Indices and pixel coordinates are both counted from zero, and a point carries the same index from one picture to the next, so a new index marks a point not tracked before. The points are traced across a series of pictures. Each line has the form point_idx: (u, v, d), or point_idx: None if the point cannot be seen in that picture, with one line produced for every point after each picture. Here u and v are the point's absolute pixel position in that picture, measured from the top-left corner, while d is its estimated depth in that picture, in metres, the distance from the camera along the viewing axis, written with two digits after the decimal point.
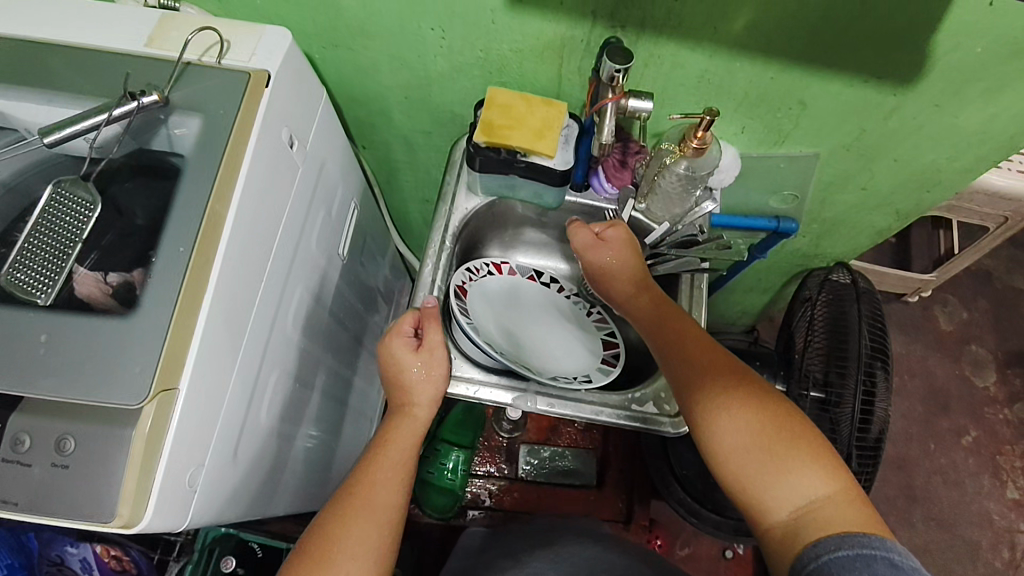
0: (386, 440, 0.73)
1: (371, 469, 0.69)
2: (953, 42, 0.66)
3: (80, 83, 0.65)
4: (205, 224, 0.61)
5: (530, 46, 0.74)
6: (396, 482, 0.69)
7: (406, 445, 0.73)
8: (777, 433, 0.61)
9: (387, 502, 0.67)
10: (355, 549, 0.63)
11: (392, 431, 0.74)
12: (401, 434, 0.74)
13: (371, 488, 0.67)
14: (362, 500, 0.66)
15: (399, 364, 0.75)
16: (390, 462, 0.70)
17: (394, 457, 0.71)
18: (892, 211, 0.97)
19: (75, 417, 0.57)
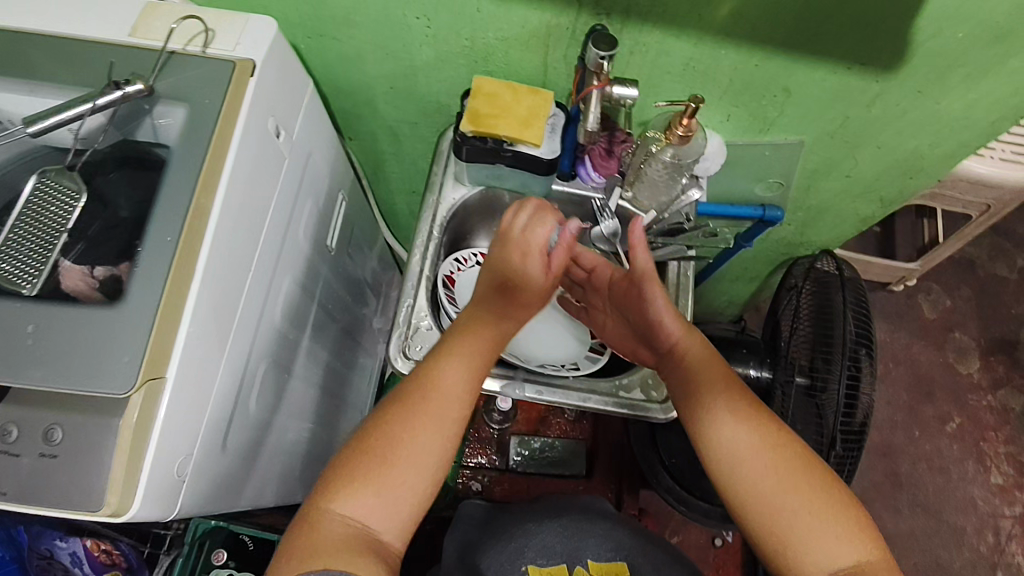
0: (458, 337, 0.70)
1: (440, 367, 0.67)
2: (933, 28, 0.66)
3: (62, 72, 0.65)
4: (191, 213, 0.61)
5: (516, 35, 0.75)
6: (465, 382, 0.67)
7: (483, 345, 0.70)
8: (810, 487, 0.62)
9: (453, 410, 0.66)
10: (417, 463, 0.62)
11: (472, 328, 0.71)
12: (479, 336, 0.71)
13: (438, 390, 0.66)
14: (426, 406, 0.64)
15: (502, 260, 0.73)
16: (461, 367, 0.68)
17: (469, 356, 0.69)
18: (876, 198, 0.99)
19: (62, 408, 0.57)
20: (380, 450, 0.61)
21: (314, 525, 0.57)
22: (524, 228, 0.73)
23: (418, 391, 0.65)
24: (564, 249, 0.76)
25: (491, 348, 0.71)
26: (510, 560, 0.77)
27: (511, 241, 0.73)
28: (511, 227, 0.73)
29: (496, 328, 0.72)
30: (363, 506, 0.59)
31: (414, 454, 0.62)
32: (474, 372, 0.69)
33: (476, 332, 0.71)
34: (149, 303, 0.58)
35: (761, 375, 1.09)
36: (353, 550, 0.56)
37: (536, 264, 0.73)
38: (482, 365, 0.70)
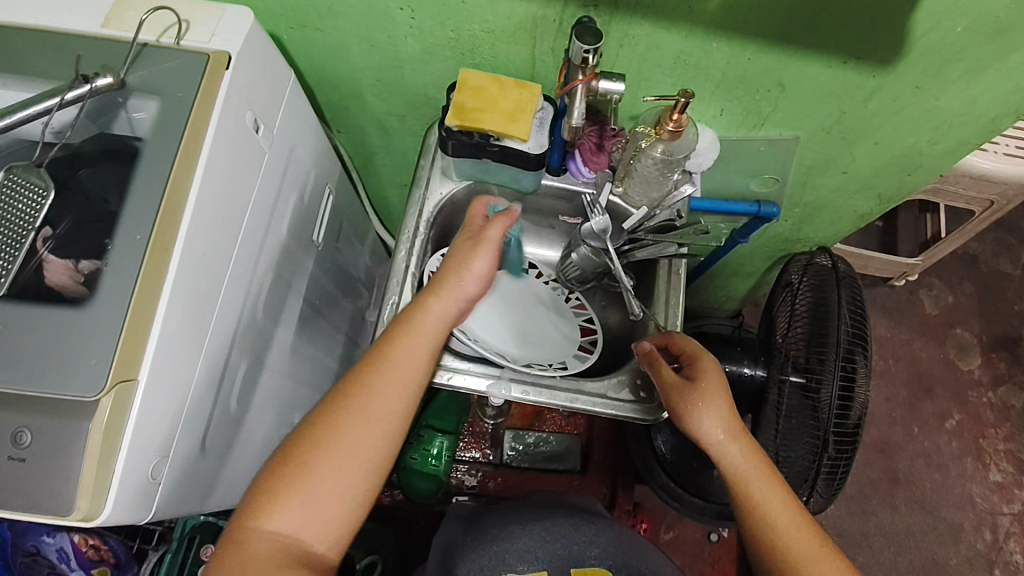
0: (396, 333, 0.67)
1: (379, 363, 0.65)
2: (932, 21, 0.64)
3: (31, 65, 0.63)
4: (163, 212, 0.59)
5: (502, 26, 0.72)
6: (399, 381, 0.65)
7: (425, 337, 0.67)
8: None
9: (387, 409, 0.64)
10: (343, 469, 0.60)
11: (408, 322, 0.67)
12: (415, 332, 0.67)
13: (372, 393, 0.64)
14: (359, 410, 0.63)
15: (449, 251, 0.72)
16: (398, 365, 0.65)
17: (406, 351, 0.66)
18: (875, 195, 0.96)
19: (29, 410, 0.55)
20: (308, 457, 0.60)
21: (242, 541, 0.57)
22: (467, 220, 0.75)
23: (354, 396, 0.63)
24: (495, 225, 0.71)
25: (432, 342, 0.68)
26: (493, 565, 0.75)
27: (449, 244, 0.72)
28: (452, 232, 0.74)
29: (435, 323, 0.68)
30: (291, 522, 0.58)
31: (340, 461, 0.60)
32: (415, 365, 0.66)
33: (412, 330, 0.67)
34: (119, 303, 0.56)
35: (756, 375, 1.08)
36: (281, 568, 0.56)
37: (464, 253, 0.70)
38: (416, 364, 0.66)
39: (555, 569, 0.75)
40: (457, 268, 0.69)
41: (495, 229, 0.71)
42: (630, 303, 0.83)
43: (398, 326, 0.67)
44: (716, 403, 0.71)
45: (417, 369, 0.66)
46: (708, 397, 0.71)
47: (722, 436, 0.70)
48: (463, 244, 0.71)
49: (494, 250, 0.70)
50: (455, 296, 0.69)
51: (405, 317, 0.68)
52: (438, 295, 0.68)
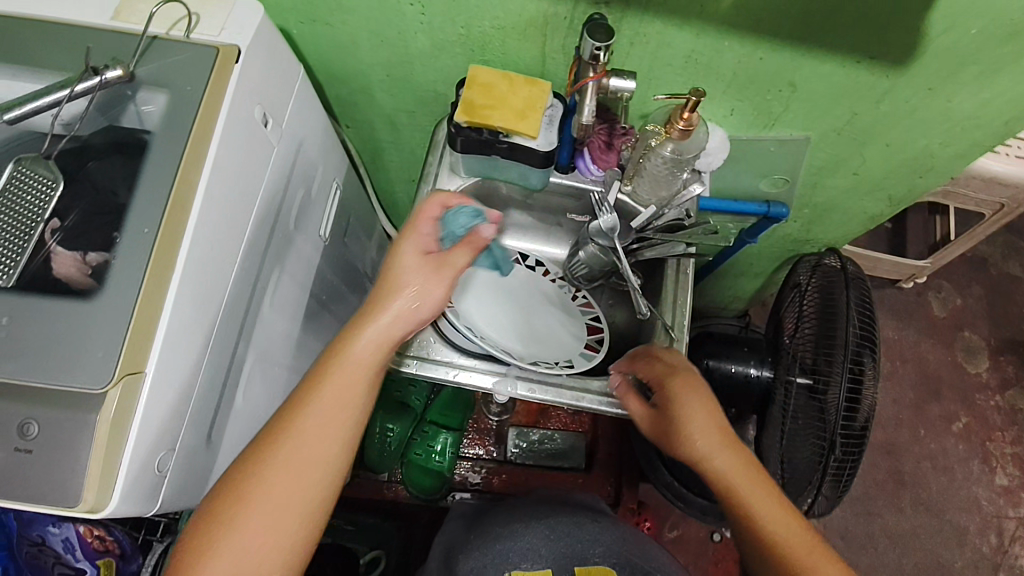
0: (324, 372, 0.63)
1: (303, 405, 0.62)
2: (946, 23, 0.63)
3: (42, 57, 0.63)
4: (171, 205, 0.59)
5: (512, 23, 0.72)
6: (325, 421, 0.62)
7: (350, 374, 0.63)
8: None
9: (313, 452, 0.61)
10: (270, 518, 0.58)
11: (338, 356, 0.63)
12: (346, 367, 0.63)
13: (292, 439, 0.60)
14: (279, 459, 0.60)
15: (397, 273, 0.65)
16: (322, 406, 0.62)
17: (329, 392, 0.62)
18: (885, 197, 0.95)
19: (36, 401, 0.55)
20: (230, 514, 0.58)
21: None
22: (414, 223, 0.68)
23: (276, 441, 0.60)
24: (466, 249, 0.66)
25: (360, 380, 0.63)
26: (495, 563, 0.75)
27: (393, 260, 0.66)
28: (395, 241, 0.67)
29: (369, 355, 0.63)
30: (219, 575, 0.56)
31: (269, 511, 0.58)
32: (342, 403, 0.62)
33: (340, 370, 0.62)
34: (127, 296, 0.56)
35: (762, 375, 1.08)
36: None
37: (411, 274, 0.64)
38: (351, 401, 0.63)
39: (558, 567, 0.73)
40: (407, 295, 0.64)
41: (457, 255, 0.66)
42: (638, 302, 0.82)
43: (322, 366, 0.63)
44: (695, 406, 0.70)
45: (351, 407, 0.63)
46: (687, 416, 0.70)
47: (703, 442, 0.69)
48: (416, 258, 0.65)
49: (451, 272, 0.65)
50: (388, 325, 0.63)
51: (337, 350, 0.63)
52: (365, 326, 0.63)
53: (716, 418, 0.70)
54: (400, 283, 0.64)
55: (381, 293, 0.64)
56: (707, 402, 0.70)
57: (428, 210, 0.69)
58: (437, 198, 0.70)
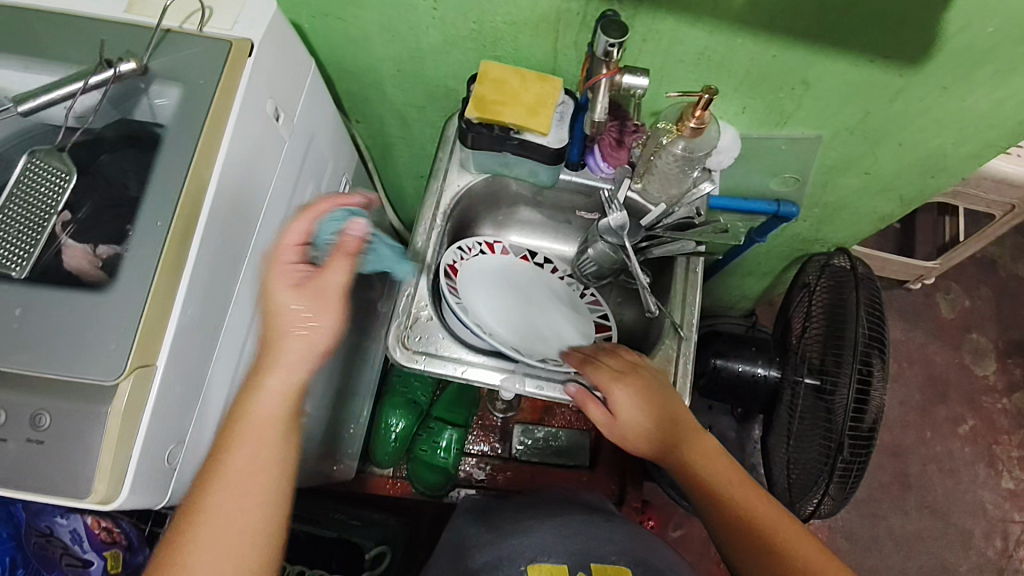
0: (230, 433, 0.59)
1: (217, 474, 0.57)
2: (962, 22, 0.63)
3: (56, 49, 0.63)
4: (184, 198, 0.59)
5: (524, 19, 0.72)
6: (247, 484, 0.57)
7: (263, 429, 0.59)
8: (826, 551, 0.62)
9: (241, 517, 0.56)
10: None
11: (244, 412, 0.59)
12: (254, 420, 0.59)
13: (211, 513, 0.56)
14: (199, 539, 0.55)
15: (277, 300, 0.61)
16: (240, 468, 0.57)
17: (244, 453, 0.58)
18: (896, 197, 0.95)
19: (49, 391, 0.55)
20: None
21: None
22: (279, 248, 0.63)
23: (194, 517, 0.56)
24: (342, 258, 0.63)
25: (276, 435, 0.59)
26: (511, 557, 0.75)
27: (270, 292, 0.61)
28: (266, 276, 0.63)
29: (276, 400, 0.60)
30: None
31: None
32: (263, 459, 0.58)
33: (247, 427, 0.59)
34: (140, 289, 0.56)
35: (770, 375, 1.07)
36: None
37: (290, 299, 0.61)
38: (268, 455, 0.59)
39: (574, 564, 0.72)
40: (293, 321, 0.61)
41: (335, 271, 0.63)
42: (647, 300, 0.82)
43: (229, 430, 0.59)
44: (649, 396, 0.73)
45: (268, 464, 0.58)
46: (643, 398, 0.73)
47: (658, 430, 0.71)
48: (293, 281, 0.62)
49: (330, 288, 0.62)
50: (291, 365, 0.61)
51: (239, 405, 0.60)
52: (266, 376, 0.60)
53: (673, 401, 0.74)
54: (288, 311, 0.61)
55: (275, 332, 0.61)
56: (656, 392, 0.73)
57: (292, 228, 0.64)
58: (287, 218, 0.64)
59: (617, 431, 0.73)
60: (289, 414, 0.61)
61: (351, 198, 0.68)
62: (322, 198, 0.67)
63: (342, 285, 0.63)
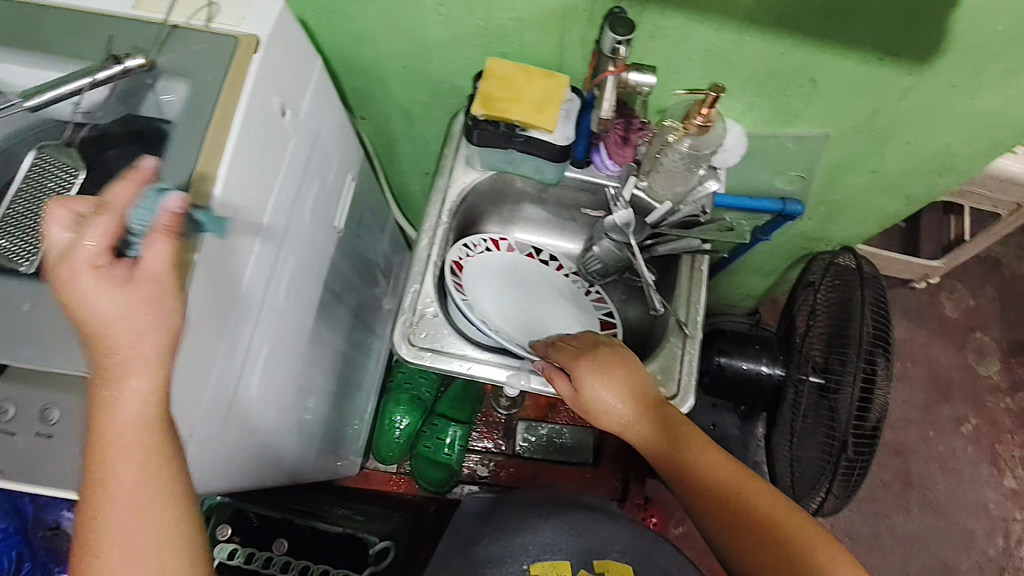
0: (93, 452, 0.49)
1: (93, 494, 0.49)
2: (972, 20, 0.63)
3: (63, 45, 0.63)
4: (192, 194, 0.59)
5: (531, 15, 0.72)
6: (141, 505, 0.49)
7: (129, 447, 0.49)
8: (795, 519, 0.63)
9: (142, 538, 0.49)
10: None
11: (97, 430, 0.48)
12: (112, 436, 0.48)
13: (111, 547, 0.49)
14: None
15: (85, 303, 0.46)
16: (125, 491, 0.49)
17: (121, 477, 0.49)
18: (903, 195, 0.95)
19: (60, 387, 0.56)
20: None
21: None
22: (64, 254, 0.47)
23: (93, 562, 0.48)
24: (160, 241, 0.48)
25: (151, 447, 0.49)
26: (514, 554, 0.78)
27: (70, 307, 0.46)
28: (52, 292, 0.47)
29: (129, 411, 0.48)
30: None
31: None
32: (148, 478, 0.50)
33: (108, 444, 0.48)
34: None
35: (774, 373, 1.07)
36: None
37: (106, 305, 0.46)
38: (138, 469, 0.49)
39: (575, 560, 0.76)
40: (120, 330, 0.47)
41: (155, 255, 0.48)
42: (651, 298, 0.82)
43: (93, 458, 0.49)
44: (617, 373, 0.71)
45: (141, 476, 0.49)
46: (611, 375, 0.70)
47: (626, 405, 0.70)
48: (104, 275, 0.47)
49: (155, 279, 0.48)
50: (135, 374, 0.48)
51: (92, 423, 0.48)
52: (109, 394, 0.48)
53: (638, 372, 0.72)
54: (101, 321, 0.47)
55: (97, 346, 0.47)
56: (623, 367, 0.71)
57: (53, 225, 0.47)
58: (58, 212, 0.48)
59: (582, 404, 0.71)
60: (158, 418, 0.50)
61: (145, 167, 0.51)
62: (58, 197, 0.49)
63: (170, 261, 0.49)
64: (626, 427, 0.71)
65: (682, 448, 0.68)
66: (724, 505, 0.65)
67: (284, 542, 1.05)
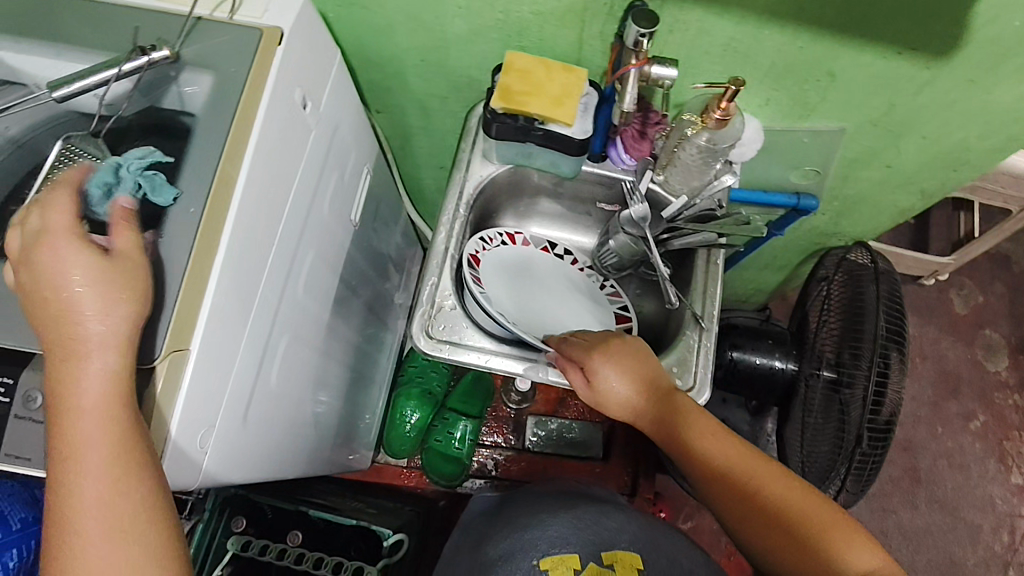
0: (59, 417, 0.51)
1: (62, 456, 0.51)
2: (991, 14, 0.63)
3: (87, 36, 0.64)
4: (216, 186, 0.59)
5: (551, 9, 0.72)
6: (105, 474, 0.50)
7: (90, 422, 0.51)
8: (809, 504, 0.63)
9: (95, 506, 0.50)
10: None
11: (61, 395, 0.51)
12: (79, 397, 0.51)
13: (76, 520, 0.50)
14: (72, 547, 0.50)
15: (53, 272, 0.52)
16: (85, 464, 0.50)
17: (82, 449, 0.51)
18: (918, 190, 0.95)
19: None
20: None
21: None
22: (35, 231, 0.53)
23: (61, 525, 0.50)
24: (122, 228, 0.54)
25: (111, 419, 0.51)
26: (523, 550, 0.75)
27: (38, 282, 0.52)
28: (24, 275, 0.52)
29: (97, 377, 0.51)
30: None
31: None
32: (107, 454, 0.50)
33: (68, 410, 0.51)
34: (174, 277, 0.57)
35: (787, 368, 1.08)
36: None
37: (74, 274, 0.52)
38: (107, 436, 0.51)
39: (584, 553, 0.72)
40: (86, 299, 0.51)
41: (120, 238, 0.54)
42: (667, 291, 0.82)
43: (56, 432, 0.51)
44: (628, 361, 0.72)
45: (105, 441, 0.50)
46: (622, 363, 0.72)
47: (633, 390, 0.71)
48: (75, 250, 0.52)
49: (124, 259, 0.53)
50: (96, 346, 0.51)
51: (60, 389, 0.51)
52: (73, 367, 0.51)
53: (650, 362, 0.73)
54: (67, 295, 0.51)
55: (60, 320, 0.51)
56: (636, 357, 0.73)
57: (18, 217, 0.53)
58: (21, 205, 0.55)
59: (594, 393, 0.73)
60: (122, 394, 0.52)
61: (79, 166, 0.57)
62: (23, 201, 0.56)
63: (136, 244, 0.54)
64: (637, 414, 0.72)
65: (691, 435, 0.68)
66: (736, 492, 0.65)
67: (298, 534, 1.06)
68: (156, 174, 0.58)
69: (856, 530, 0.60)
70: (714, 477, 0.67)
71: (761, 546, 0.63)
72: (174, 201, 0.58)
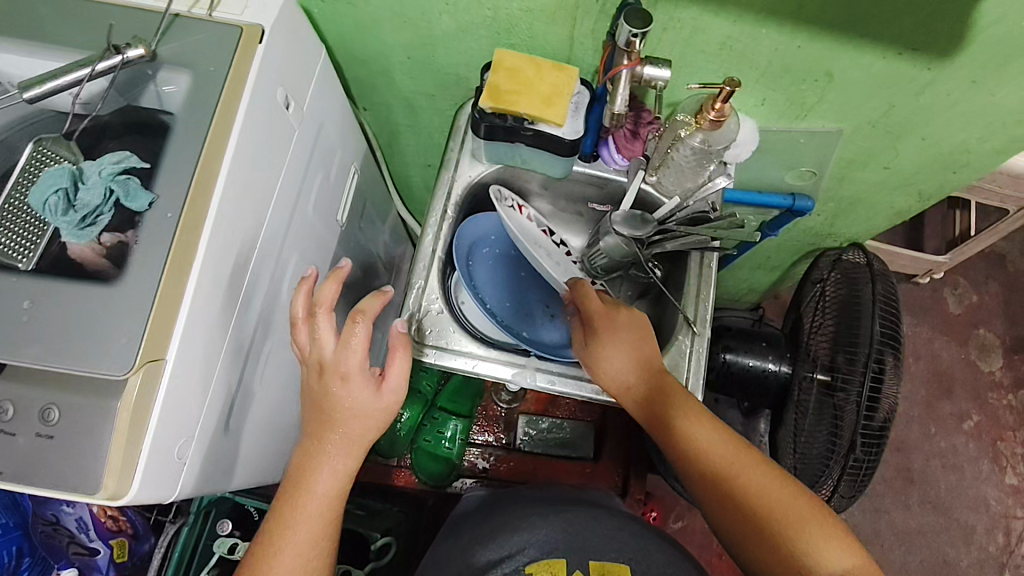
0: (297, 482, 0.62)
1: (287, 517, 0.61)
2: (999, 13, 0.61)
3: (60, 34, 0.61)
4: (194, 189, 0.57)
5: (540, 7, 0.70)
6: (308, 541, 0.61)
7: (317, 505, 0.61)
8: (795, 504, 0.62)
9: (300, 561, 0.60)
10: None
11: (304, 466, 0.62)
12: (318, 479, 0.62)
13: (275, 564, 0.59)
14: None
15: (337, 397, 0.61)
16: (296, 535, 0.60)
17: (298, 522, 0.61)
18: (915, 191, 0.94)
19: (61, 387, 0.55)
20: None
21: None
22: (333, 357, 0.61)
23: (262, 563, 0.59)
24: (400, 355, 0.63)
25: (331, 508, 0.62)
26: (510, 556, 0.74)
27: (328, 397, 0.61)
28: (317, 385, 0.62)
29: (336, 474, 0.62)
30: None
31: None
32: (314, 533, 0.61)
33: (305, 484, 0.62)
34: (234, 296, 0.66)
35: (780, 371, 1.07)
36: None
37: (357, 398, 0.61)
38: (332, 515, 0.63)
39: (572, 558, 0.72)
40: (359, 427, 0.62)
41: (395, 368, 0.63)
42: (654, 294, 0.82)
43: (287, 500, 0.62)
44: (623, 340, 0.71)
45: (325, 515, 0.62)
46: (618, 341, 0.71)
47: (631, 366, 0.70)
48: (358, 370, 0.61)
49: (398, 389, 0.63)
50: (336, 453, 0.62)
51: (303, 465, 0.62)
52: (318, 456, 0.62)
53: (647, 342, 0.72)
54: (337, 414, 0.61)
55: (325, 417, 0.62)
56: (639, 339, 0.72)
57: (323, 329, 0.61)
58: (322, 320, 0.61)
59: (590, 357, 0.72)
60: (341, 489, 0.63)
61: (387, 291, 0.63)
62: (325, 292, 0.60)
63: (403, 375, 0.63)
64: (622, 388, 0.71)
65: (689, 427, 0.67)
66: (721, 483, 0.65)
67: None
68: (130, 179, 0.56)
69: (833, 532, 0.61)
70: (701, 464, 0.66)
71: (745, 539, 0.63)
72: (150, 207, 0.56)
